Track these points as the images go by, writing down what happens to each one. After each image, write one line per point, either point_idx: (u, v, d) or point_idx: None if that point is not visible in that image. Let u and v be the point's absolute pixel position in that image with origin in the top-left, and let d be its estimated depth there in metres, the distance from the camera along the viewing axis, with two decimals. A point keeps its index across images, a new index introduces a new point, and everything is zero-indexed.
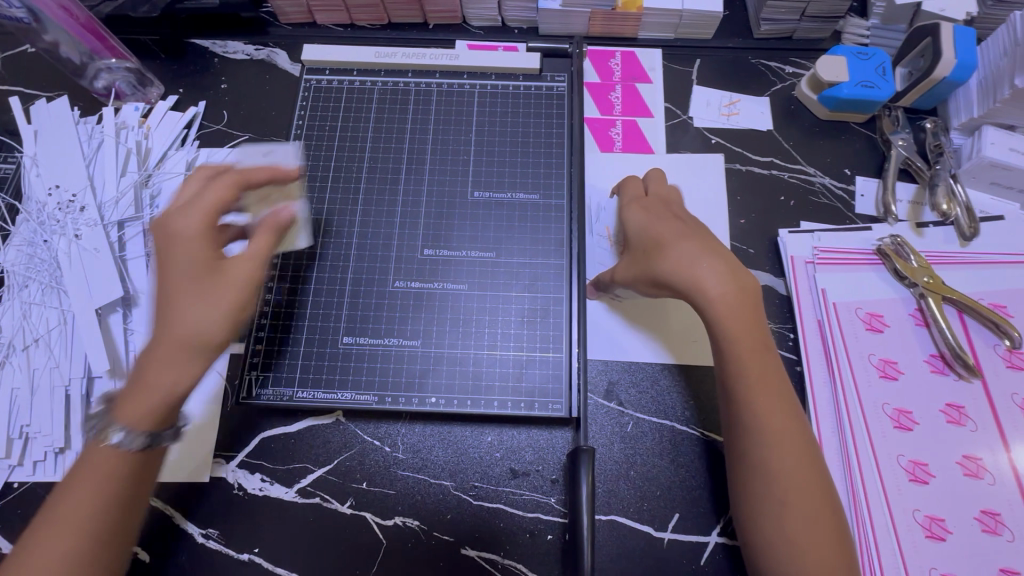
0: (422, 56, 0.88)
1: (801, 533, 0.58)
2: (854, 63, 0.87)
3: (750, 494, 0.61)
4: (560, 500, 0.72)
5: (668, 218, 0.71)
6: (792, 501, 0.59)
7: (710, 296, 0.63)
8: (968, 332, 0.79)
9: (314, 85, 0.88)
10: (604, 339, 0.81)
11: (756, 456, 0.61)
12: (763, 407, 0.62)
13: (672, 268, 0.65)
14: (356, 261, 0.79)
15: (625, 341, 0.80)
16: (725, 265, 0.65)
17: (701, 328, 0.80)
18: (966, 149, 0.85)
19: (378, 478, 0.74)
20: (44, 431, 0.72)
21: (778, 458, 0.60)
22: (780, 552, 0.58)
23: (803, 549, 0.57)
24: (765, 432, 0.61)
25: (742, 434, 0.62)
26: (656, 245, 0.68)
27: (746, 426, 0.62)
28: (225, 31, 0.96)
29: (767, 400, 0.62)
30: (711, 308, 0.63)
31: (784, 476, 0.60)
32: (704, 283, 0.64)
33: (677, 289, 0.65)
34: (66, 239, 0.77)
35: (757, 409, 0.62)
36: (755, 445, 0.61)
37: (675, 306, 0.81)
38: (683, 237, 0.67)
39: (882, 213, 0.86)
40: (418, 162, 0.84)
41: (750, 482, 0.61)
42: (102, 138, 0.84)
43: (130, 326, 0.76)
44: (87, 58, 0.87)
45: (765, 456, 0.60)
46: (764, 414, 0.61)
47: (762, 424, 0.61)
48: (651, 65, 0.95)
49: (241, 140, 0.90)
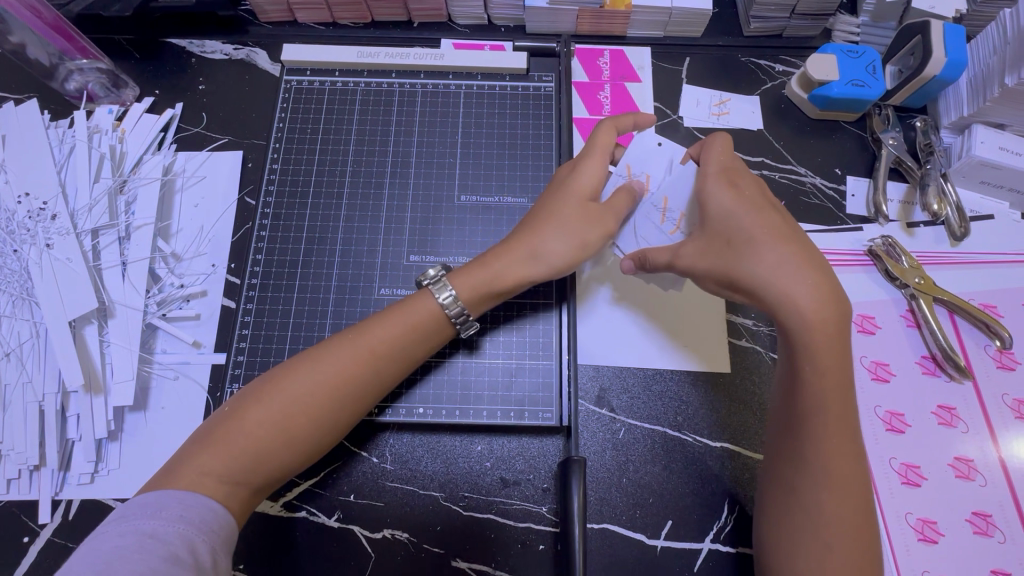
0: (406, 56, 0.86)
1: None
2: (844, 61, 0.86)
3: (795, 528, 0.58)
4: (552, 510, 0.71)
5: (762, 210, 0.64)
6: (840, 545, 0.56)
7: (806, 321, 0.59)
8: (958, 333, 0.79)
9: (295, 86, 0.86)
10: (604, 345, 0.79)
11: (813, 495, 0.58)
12: (834, 443, 0.58)
13: (761, 273, 0.60)
14: (340, 268, 0.77)
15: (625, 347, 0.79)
16: (818, 289, 0.60)
17: (703, 336, 0.79)
18: (956, 148, 0.85)
19: (365, 490, 0.72)
20: (17, 449, 0.70)
21: (840, 501, 0.57)
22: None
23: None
24: (832, 470, 0.57)
25: (799, 468, 0.59)
26: (748, 242, 0.62)
27: (810, 462, 0.58)
28: (202, 31, 0.93)
29: (842, 437, 0.58)
30: (802, 331, 0.59)
31: (839, 518, 0.56)
32: (798, 303, 0.59)
33: (762, 299, 0.61)
34: (37, 248, 0.74)
35: (833, 446, 0.58)
36: (816, 482, 0.58)
37: (676, 312, 0.81)
38: (776, 242, 0.62)
39: (873, 213, 0.85)
40: (403, 165, 0.82)
41: (796, 516, 0.58)
42: (75, 143, 0.81)
43: (106, 338, 0.74)
44: (56, 60, 0.84)
45: (821, 494, 0.57)
46: (834, 450, 0.58)
47: (829, 460, 0.58)
48: (640, 63, 0.93)
49: (221, 143, 0.87)
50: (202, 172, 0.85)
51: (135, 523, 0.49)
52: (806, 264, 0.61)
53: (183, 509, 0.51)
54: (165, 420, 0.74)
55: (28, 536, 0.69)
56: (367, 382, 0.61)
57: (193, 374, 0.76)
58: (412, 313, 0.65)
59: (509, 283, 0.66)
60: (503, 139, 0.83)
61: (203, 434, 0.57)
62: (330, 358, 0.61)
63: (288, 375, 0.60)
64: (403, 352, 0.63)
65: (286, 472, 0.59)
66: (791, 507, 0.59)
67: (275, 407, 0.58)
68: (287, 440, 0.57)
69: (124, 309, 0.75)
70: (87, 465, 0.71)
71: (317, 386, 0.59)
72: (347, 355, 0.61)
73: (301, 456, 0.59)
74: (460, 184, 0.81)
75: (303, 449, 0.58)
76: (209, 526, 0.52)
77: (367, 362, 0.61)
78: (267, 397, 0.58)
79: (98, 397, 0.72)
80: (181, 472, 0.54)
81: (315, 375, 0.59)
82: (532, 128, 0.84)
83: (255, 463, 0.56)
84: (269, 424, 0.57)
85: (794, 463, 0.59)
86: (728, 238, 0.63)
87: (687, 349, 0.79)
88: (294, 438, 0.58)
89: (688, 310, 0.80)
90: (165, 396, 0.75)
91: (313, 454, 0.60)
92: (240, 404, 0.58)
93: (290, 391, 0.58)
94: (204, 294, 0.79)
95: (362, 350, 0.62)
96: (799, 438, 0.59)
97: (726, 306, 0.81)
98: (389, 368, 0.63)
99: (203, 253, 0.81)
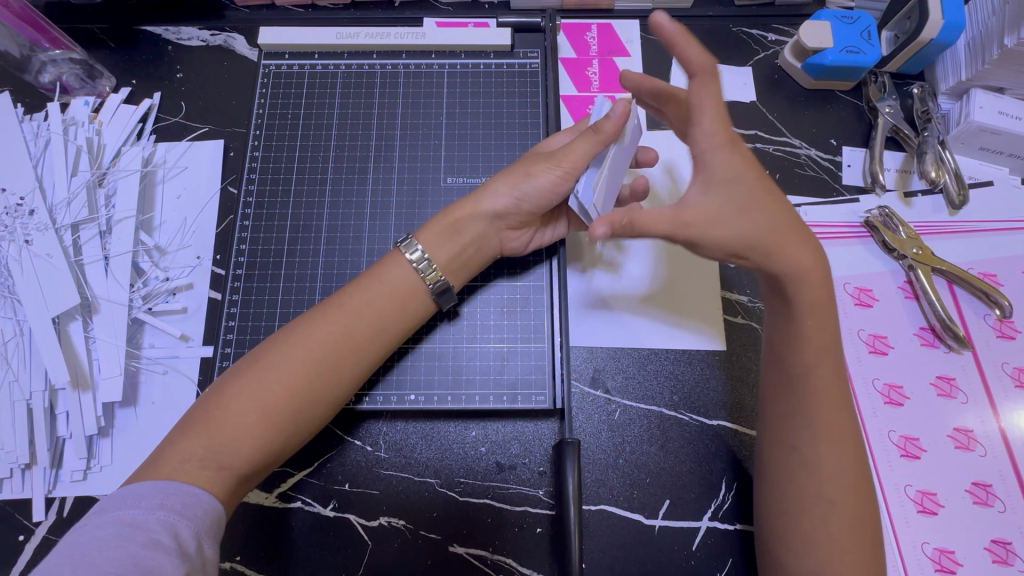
0: (386, 36, 0.83)
1: (844, 536, 0.56)
2: (838, 27, 0.83)
3: (793, 490, 0.59)
4: (548, 492, 0.71)
5: (755, 172, 0.60)
6: (841, 502, 0.57)
7: (798, 273, 0.60)
8: (958, 303, 0.77)
9: (273, 70, 0.83)
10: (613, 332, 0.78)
11: (809, 453, 0.58)
12: (825, 395, 0.59)
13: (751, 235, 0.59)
14: (326, 256, 0.75)
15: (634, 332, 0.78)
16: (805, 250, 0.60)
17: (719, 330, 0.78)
18: (954, 114, 0.83)
19: (360, 478, 0.72)
20: (8, 448, 0.70)
21: (832, 457, 0.58)
22: (814, 550, 0.56)
23: (840, 551, 0.55)
24: (825, 428, 0.58)
25: (794, 429, 0.59)
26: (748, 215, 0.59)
27: (804, 423, 0.59)
28: (178, 17, 0.90)
29: (825, 392, 0.59)
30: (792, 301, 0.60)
31: (835, 471, 0.57)
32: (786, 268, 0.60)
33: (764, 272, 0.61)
34: (16, 245, 0.73)
35: (823, 401, 0.59)
36: (811, 440, 0.58)
37: (693, 306, 0.79)
38: (768, 210, 0.60)
39: (870, 184, 0.83)
40: (386, 149, 0.80)
41: (793, 478, 0.59)
42: (50, 137, 0.79)
43: (92, 334, 0.73)
44: (27, 51, 0.82)
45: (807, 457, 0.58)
46: (830, 405, 0.59)
47: (820, 415, 0.59)
48: (628, 37, 0.90)
49: (201, 133, 0.85)
50: (183, 163, 0.83)
51: (115, 514, 0.49)
52: (791, 228, 0.60)
53: (162, 498, 0.51)
54: (157, 414, 0.73)
55: (24, 534, 0.69)
56: (348, 355, 0.60)
57: (183, 368, 0.75)
58: (387, 282, 0.63)
59: (461, 216, 0.66)
60: (489, 119, 0.81)
61: (185, 422, 0.56)
62: (315, 336, 0.59)
63: (265, 355, 0.58)
64: (392, 324, 0.63)
65: (273, 454, 0.58)
66: (785, 466, 0.60)
67: (253, 388, 0.56)
68: (268, 422, 0.56)
69: (108, 304, 0.74)
70: (79, 462, 0.71)
71: (295, 362, 0.58)
72: (321, 329, 0.60)
73: (286, 435, 0.58)
74: (446, 167, 0.79)
75: (288, 429, 0.57)
76: (192, 513, 0.51)
77: (343, 335, 0.60)
78: (251, 379, 0.57)
79: (86, 394, 0.71)
80: (164, 460, 0.54)
81: (292, 352, 0.58)
82: (519, 107, 0.82)
83: (245, 448, 0.55)
84: (248, 406, 0.56)
85: (790, 421, 0.60)
86: (734, 208, 0.59)
87: (685, 316, 0.78)
88: (276, 417, 0.56)
89: (684, 277, 0.80)
90: (155, 391, 0.74)
91: (300, 433, 0.59)
92: (218, 390, 0.57)
93: (269, 371, 0.57)
94: (190, 286, 0.78)
95: (338, 324, 0.60)
96: (794, 397, 0.60)
97: (721, 284, 0.80)
98: (369, 339, 0.61)
99: (187, 245, 0.80)
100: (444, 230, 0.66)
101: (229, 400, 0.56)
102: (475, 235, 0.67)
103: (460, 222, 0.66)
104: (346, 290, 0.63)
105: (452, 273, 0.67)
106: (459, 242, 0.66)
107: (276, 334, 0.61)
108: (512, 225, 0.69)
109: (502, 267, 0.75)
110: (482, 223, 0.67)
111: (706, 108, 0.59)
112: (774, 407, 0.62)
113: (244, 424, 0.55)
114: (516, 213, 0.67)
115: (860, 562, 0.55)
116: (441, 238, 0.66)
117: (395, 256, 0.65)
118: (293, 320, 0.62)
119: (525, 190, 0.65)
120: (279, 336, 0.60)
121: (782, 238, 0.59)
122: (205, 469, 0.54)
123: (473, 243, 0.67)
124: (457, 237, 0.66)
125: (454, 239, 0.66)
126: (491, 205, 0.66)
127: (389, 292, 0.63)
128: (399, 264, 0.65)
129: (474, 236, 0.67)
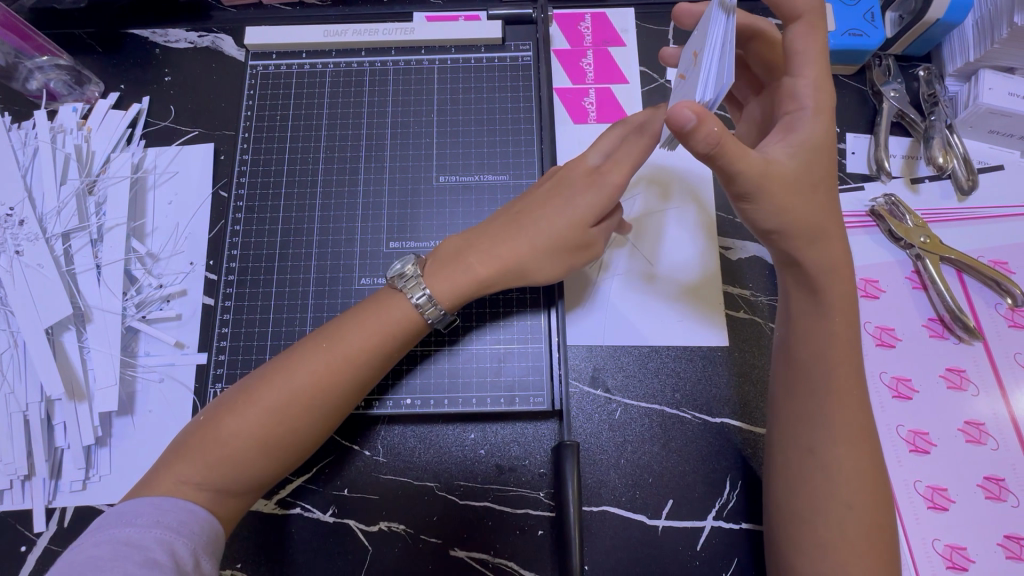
0: (374, 33, 0.81)
1: (859, 539, 0.54)
2: (840, 9, 0.80)
3: (806, 492, 0.57)
4: (549, 494, 0.70)
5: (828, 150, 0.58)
6: (857, 504, 0.55)
7: (821, 270, 0.58)
8: (967, 292, 0.75)
9: (261, 71, 0.82)
10: (597, 328, 0.76)
11: None
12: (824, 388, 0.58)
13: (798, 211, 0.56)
14: (319, 259, 0.74)
15: (613, 328, 0.76)
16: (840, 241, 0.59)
17: (700, 333, 0.76)
18: (962, 97, 0.80)
19: (359, 483, 0.71)
20: (6, 459, 0.70)
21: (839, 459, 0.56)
22: (829, 553, 0.55)
23: (856, 555, 0.54)
24: (844, 427, 0.57)
25: None
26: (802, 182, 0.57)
27: (819, 421, 0.58)
28: (165, 19, 0.89)
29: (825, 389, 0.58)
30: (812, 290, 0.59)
31: (853, 471, 0.56)
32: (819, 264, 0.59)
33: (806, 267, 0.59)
34: (7, 256, 0.73)
35: (841, 398, 0.58)
36: (827, 439, 0.57)
37: (676, 307, 0.77)
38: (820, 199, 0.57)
39: (875, 171, 0.80)
40: (377, 149, 0.78)
41: (808, 479, 0.57)
42: (38, 145, 0.78)
43: (86, 344, 0.72)
44: (13, 58, 0.82)
45: None
46: (851, 404, 0.57)
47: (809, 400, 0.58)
48: (623, 26, 0.88)
49: (191, 137, 0.84)
50: (173, 168, 0.82)
51: (110, 533, 0.49)
52: (825, 225, 0.58)
53: (159, 515, 0.51)
54: (153, 423, 0.73)
55: (25, 545, 0.69)
56: (343, 390, 0.59)
57: (178, 375, 0.75)
58: (386, 312, 0.62)
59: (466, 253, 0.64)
60: (481, 114, 0.80)
61: (178, 446, 0.56)
62: (312, 370, 0.58)
63: (262, 377, 0.58)
64: (390, 358, 0.62)
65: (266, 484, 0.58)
66: (791, 464, 0.59)
67: (246, 409, 0.56)
68: (262, 456, 0.56)
69: (101, 313, 0.73)
70: (78, 472, 0.71)
71: (290, 397, 0.57)
72: (319, 362, 0.58)
73: (279, 469, 0.57)
74: (438, 165, 0.77)
75: (280, 463, 0.57)
76: (188, 529, 0.51)
77: (338, 367, 0.59)
78: (245, 413, 0.56)
79: (82, 404, 0.71)
80: (158, 482, 0.54)
81: (287, 387, 0.57)
82: (511, 102, 0.80)
83: (235, 480, 0.55)
84: (241, 425, 0.55)
85: (809, 419, 0.58)
86: (804, 181, 0.56)
87: (683, 307, 0.77)
88: (270, 452, 0.56)
89: (685, 268, 0.78)
90: (152, 399, 0.74)
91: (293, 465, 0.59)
92: (212, 418, 0.56)
93: (263, 404, 0.56)
94: (184, 292, 0.78)
95: (333, 355, 0.59)
96: (809, 393, 0.59)
97: (724, 277, 0.78)
98: (365, 373, 0.60)
99: (180, 251, 0.79)
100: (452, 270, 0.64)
101: (221, 431, 0.55)
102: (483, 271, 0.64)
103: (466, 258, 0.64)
104: (346, 319, 0.62)
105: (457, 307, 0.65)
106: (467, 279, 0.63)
107: (272, 363, 0.60)
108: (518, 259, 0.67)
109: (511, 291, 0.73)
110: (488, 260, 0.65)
111: (808, 63, 0.58)
112: (788, 404, 0.60)
113: (236, 457, 0.55)
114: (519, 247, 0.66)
115: (880, 566, 0.54)
116: (448, 274, 0.63)
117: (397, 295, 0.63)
118: (291, 349, 0.61)
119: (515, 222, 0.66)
120: (277, 366, 0.59)
121: (820, 234, 0.58)
122: (201, 491, 0.54)
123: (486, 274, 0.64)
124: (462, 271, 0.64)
125: (465, 276, 0.63)
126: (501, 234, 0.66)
127: (388, 322, 0.61)
128: (395, 295, 0.63)
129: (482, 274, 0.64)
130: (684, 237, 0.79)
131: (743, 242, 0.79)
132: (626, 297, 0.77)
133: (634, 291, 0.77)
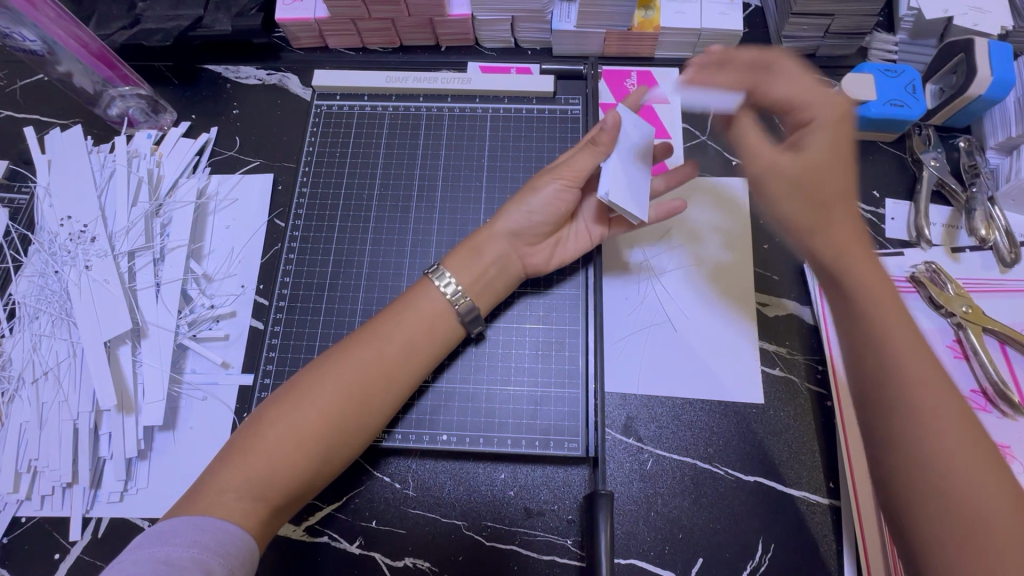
0: (433, 80, 0.86)
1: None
2: (882, 80, 0.83)
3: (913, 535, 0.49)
4: (576, 542, 0.69)
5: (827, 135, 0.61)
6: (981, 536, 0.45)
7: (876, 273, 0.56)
8: (1011, 366, 0.74)
9: (325, 110, 0.87)
10: (631, 369, 0.77)
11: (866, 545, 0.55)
12: None
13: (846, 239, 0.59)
14: (366, 290, 0.77)
15: (642, 373, 0.77)
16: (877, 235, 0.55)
17: (729, 389, 0.75)
18: (1003, 170, 0.81)
19: (387, 517, 0.71)
20: (52, 466, 0.72)
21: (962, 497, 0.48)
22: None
23: None
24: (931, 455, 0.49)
25: None
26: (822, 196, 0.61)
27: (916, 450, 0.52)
28: (238, 57, 0.96)
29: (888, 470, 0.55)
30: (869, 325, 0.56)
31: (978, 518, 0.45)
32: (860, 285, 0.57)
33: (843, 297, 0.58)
34: (77, 270, 0.77)
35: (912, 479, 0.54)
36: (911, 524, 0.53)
37: (710, 361, 0.77)
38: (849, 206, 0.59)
39: (915, 237, 0.82)
40: (429, 189, 0.82)
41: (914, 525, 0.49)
42: (114, 168, 0.83)
43: (139, 358, 0.76)
44: (100, 87, 0.87)
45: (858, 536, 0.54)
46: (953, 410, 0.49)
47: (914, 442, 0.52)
48: (667, 84, 0.92)
49: (253, 167, 0.89)
50: (234, 195, 0.87)
51: (149, 551, 0.49)
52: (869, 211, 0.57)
53: (196, 535, 0.51)
54: (193, 440, 0.75)
55: (59, 552, 0.71)
56: (380, 381, 0.61)
57: (220, 395, 0.77)
58: (419, 308, 0.66)
59: (483, 238, 0.70)
60: (529, 161, 0.83)
61: (225, 451, 0.58)
62: (347, 363, 0.61)
63: (301, 383, 0.60)
64: (421, 351, 0.64)
65: (306, 487, 0.58)
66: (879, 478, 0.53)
67: (288, 414, 0.58)
68: (302, 449, 0.57)
69: (156, 330, 0.77)
70: (117, 483, 0.72)
71: (329, 387, 0.59)
72: (355, 355, 0.62)
73: (318, 467, 0.58)
74: (486, 208, 0.81)
75: (320, 460, 0.58)
76: (224, 550, 0.51)
77: (373, 358, 0.62)
78: (285, 409, 0.58)
79: (130, 416, 0.74)
80: (203, 491, 0.55)
81: (327, 379, 0.60)
82: (559, 151, 0.84)
83: (275, 479, 0.56)
84: (285, 432, 0.57)
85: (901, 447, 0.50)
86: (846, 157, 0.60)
87: (714, 359, 0.77)
88: (310, 446, 0.57)
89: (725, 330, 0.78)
90: (193, 417, 0.76)
91: (331, 464, 0.59)
92: (256, 420, 0.59)
93: (305, 396, 0.59)
94: (233, 314, 0.81)
95: (369, 348, 0.62)
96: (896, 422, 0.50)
97: (759, 332, 0.78)
98: (399, 362, 0.63)
99: (233, 274, 0.83)
100: (474, 256, 0.70)
101: (262, 429, 0.57)
102: (495, 255, 0.70)
103: (481, 243, 0.70)
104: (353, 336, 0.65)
105: (478, 295, 0.69)
106: (481, 263, 0.69)
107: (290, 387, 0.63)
108: (529, 243, 0.72)
109: (526, 286, 0.77)
110: (500, 244, 0.70)
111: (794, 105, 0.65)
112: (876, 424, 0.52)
113: (275, 454, 0.56)
114: (530, 226, 0.71)
115: None
116: (468, 261, 0.69)
117: (425, 283, 0.68)
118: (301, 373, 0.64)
119: (536, 206, 0.71)
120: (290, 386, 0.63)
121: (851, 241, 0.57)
122: (243, 501, 0.54)
123: (495, 265, 0.70)
124: (479, 258, 0.70)
125: (476, 264, 0.69)
126: (529, 205, 0.71)
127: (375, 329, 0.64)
128: (429, 291, 0.67)
129: (494, 255, 0.70)
130: (721, 290, 0.80)
131: (779, 298, 0.80)
132: (659, 347, 0.78)
133: (669, 341, 0.78)
